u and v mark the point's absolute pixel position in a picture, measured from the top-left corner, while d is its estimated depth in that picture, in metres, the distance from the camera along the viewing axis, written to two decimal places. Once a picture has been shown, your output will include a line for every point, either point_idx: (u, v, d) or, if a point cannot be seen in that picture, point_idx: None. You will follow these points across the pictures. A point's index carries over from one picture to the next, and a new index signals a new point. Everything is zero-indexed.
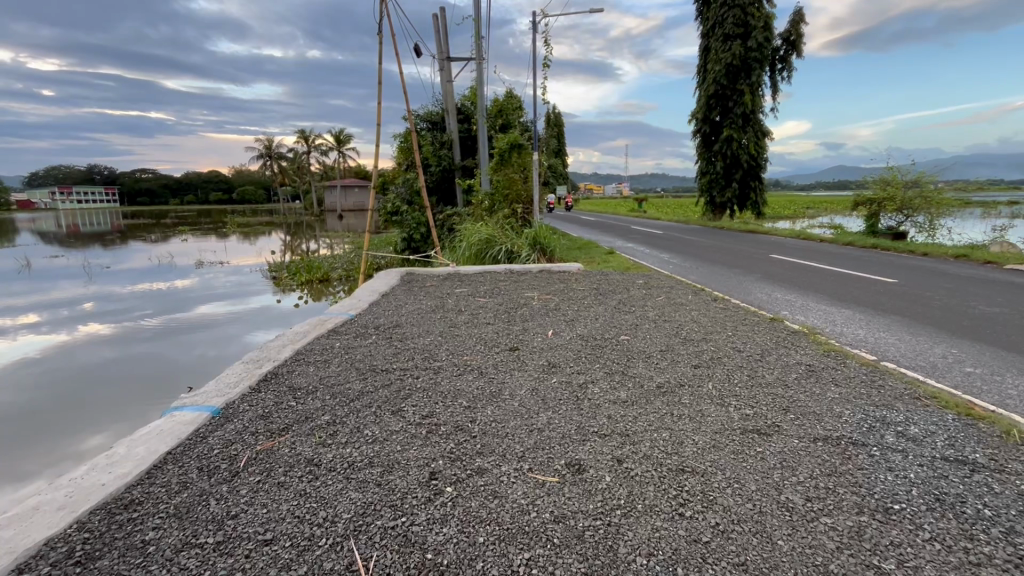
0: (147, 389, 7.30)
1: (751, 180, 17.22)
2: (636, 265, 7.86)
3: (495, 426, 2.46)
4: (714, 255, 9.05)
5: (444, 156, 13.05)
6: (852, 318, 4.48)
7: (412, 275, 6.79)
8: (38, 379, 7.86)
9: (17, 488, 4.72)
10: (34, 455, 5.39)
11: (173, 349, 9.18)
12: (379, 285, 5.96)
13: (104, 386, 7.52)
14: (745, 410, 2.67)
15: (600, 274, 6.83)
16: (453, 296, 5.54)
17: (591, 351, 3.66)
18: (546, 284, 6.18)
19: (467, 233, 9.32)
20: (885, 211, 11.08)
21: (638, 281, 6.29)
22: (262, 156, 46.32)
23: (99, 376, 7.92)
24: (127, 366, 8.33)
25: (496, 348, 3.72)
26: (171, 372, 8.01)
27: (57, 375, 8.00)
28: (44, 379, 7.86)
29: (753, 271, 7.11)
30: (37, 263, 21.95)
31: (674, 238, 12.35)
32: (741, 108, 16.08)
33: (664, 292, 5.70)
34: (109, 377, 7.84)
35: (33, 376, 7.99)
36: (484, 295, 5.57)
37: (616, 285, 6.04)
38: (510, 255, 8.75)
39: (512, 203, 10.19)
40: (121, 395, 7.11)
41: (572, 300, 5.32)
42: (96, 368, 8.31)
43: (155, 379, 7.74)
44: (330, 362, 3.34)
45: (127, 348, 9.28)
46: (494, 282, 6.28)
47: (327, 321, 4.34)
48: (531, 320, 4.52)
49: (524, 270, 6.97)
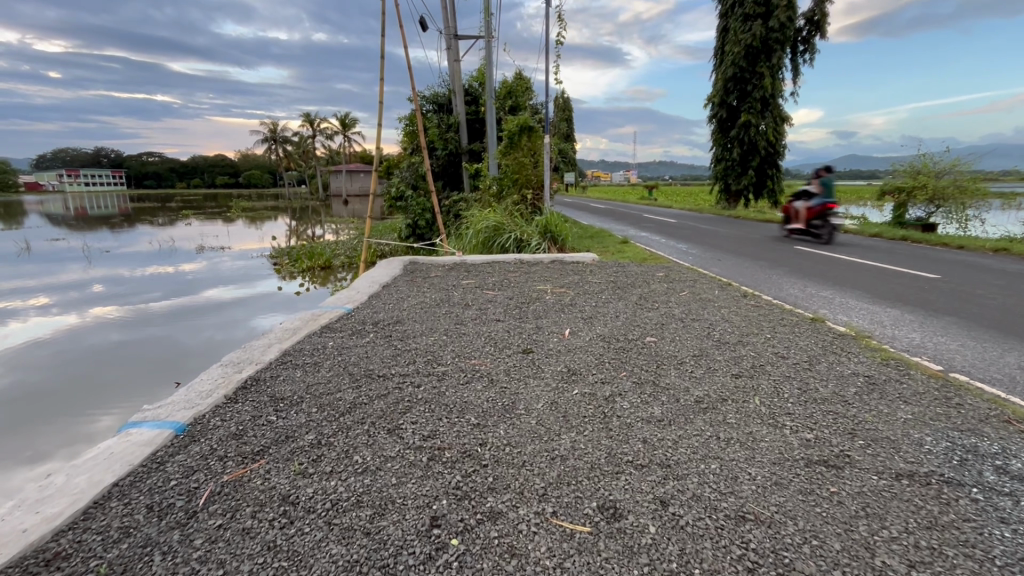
0: (157, 371, 7.08)
1: (768, 168, 16.61)
2: (653, 256, 7.41)
3: (509, 452, 2.07)
4: (736, 246, 8.56)
5: (451, 139, 12.55)
6: (902, 319, 4.02)
7: (416, 264, 6.38)
8: (45, 360, 7.63)
9: (29, 468, 4.52)
10: (42, 436, 5.21)
11: (179, 332, 8.90)
12: (380, 275, 5.56)
13: (114, 366, 7.31)
14: (804, 434, 2.26)
15: (616, 265, 6.40)
16: (459, 288, 5.13)
17: (615, 355, 3.23)
18: (560, 276, 5.76)
19: (474, 220, 8.88)
20: (915, 201, 10.59)
21: (658, 274, 5.86)
22: (268, 140, 45.84)
23: (107, 357, 7.69)
24: (135, 348, 8.09)
25: (507, 350, 3.31)
26: (181, 354, 7.77)
27: (64, 356, 7.77)
28: (49, 359, 7.63)
29: (781, 264, 6.64)
30: (41, 246, 21.78)
31: (689, 228, 11.83)
32: (761, 92, 15.42)
33: (687, 287, 5.26)
34: (120, 358, 7.62)
35: (40, 356, 7.77)
36: (492, 287, 5.15)
37: (634, 279, 5.60)
38: (519, 244, 8.33)
39: (522, 188, 9.75)
40: (131, 375, 6.90)
41: (588, 295, 4.89)
42: (104, 349, 8.07)
43: (166, 359, 7.54)
44: (322, 366, 2.96)
45: (134, 331, 9.02)
46: (501, 274, 5.86)
47: (321, 315, 3.95)
48: (545, 317, 4.10)
49: (536, 260, 6.54)
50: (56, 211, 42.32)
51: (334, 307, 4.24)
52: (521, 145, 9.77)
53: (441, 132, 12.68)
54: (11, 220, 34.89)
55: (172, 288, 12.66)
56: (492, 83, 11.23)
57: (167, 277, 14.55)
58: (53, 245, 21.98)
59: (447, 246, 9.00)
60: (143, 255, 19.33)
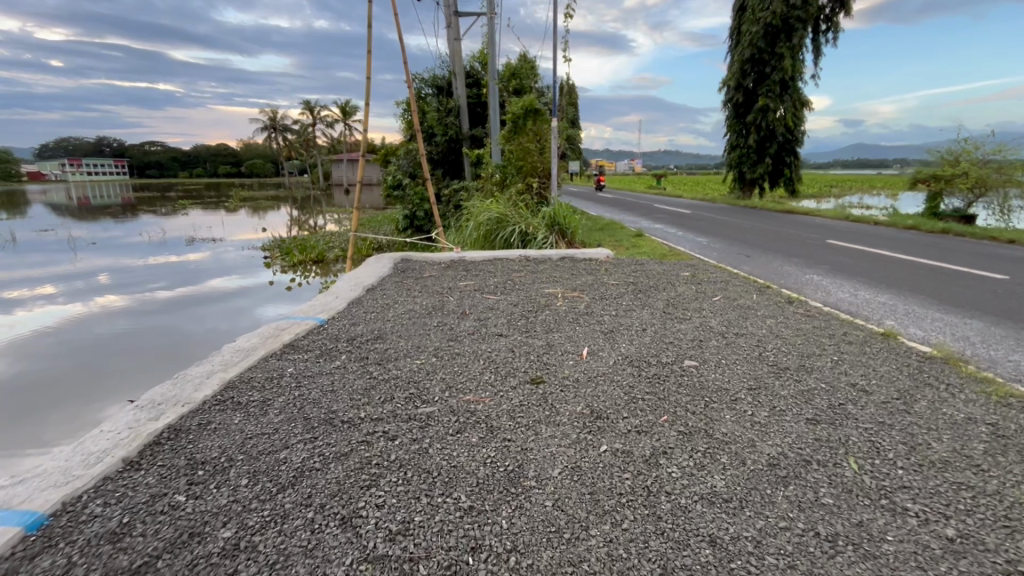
0: (169, 357, 6.78)
1: (786, 155, 15.78)
2: (673, 252, 6.70)
3: (515, 569, 1.39)
4: (761, 240, 7.84)
5: (451, 124, 11.78)
6: (991, 336, 3.31)
7: (409, 262, 5.70)
8: (44, 348, 7.18)
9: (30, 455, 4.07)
10: (50, 423, 4.94)
11: (184, 320, 8.39)
12: (367, 274, 4.89)
13: (116, 354, 6.87)
14: (940, 528, 1.57)
15: (635, 263, 5.69)
16: (455, 291, 4.43)
17: (649, 388, 2.53)
18: (571, 276, 5.06)
19: (475, 212, 8.17)
20: (952, 190, 9.78)
21: (683, 274, 5.17)
22: (268, 128, 45.04)
23: (109, 345, 7.24)
24: (136, 336, 7.61)
25: (510, 381, 2.62)
26: (192, 338, 7.44)
27: (64, 344, 7.32)
28: (52, 346, 7.22)
29: (819, 260, 5.92)
30: (39, 235, 21.36)
31: (705, 219, 11.07)
32: (780, 74, 14.53)
33: (720, 290, 4.56)
34: (123, 347, 7.18)
35: (44, 344, 7.34)
36: (494, 291, 4.45)
37: (657, 280, 4.90)
38: (525, 238, 7.63)
39: (527, 175, 8.99)
40: (139, 361, 6.56)
41: (605, 300, 4.19)
42: (105, 337, 7.61)
43: (173, 347, 7.11)
44: (270, 407, 2.27)
45: (142, 318, 8.56)
46: (503, 273, 5.18)
47: (288, 328, 3.28)
48: (557, 331, 3.41)
49: (544, 257, 5.84)
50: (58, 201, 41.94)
51: (305, 317, 3.56)
52: (526, 129, 9.03)
53: (440, 117, 11.90)
54: (15, 210, 34.57)
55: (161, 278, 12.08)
56: (494, 63, 10.44)
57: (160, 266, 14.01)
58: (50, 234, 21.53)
59: (445, 240, 8.29)
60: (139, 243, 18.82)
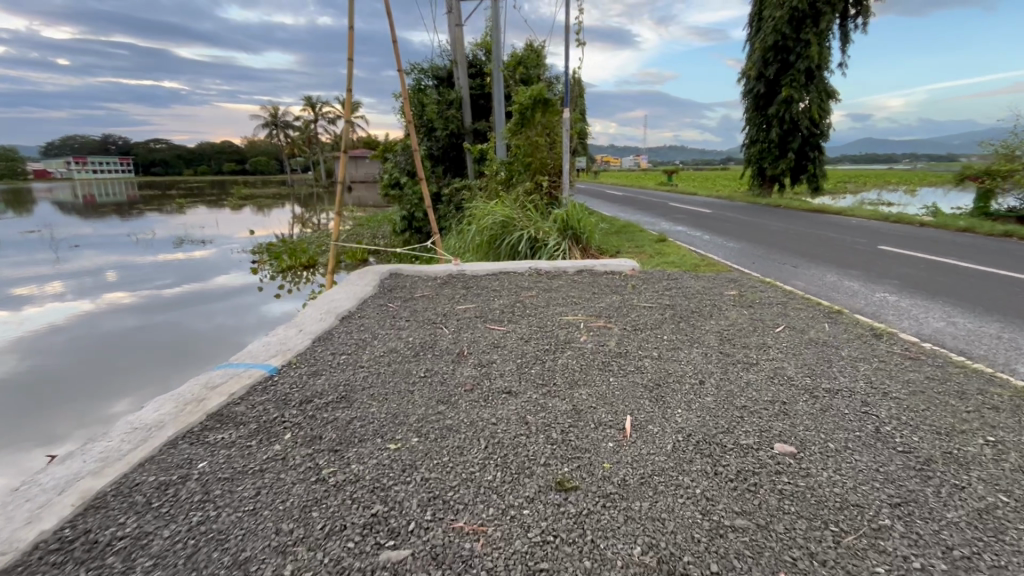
0: (173, 358, 6.83)
1: (810, 150, 14.81)
2: (705, 262, 5.81)
3: None
4: (800, 245, 6.94)
5: (452, 117, 10.91)
6: None
7: (400, 276, 4.85)
8: (60, 345, 7.36)
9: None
10: (62, 419, 5.22)
11: (195, 318, 8.54)
12: (347, 295, 4.05)
13: (130, 353, 7.04)
14: None
15: (667, 278, 4.82)
16: (453, 320, 3.58)
17: (739, 507, 1.66)
18: (594, 296, 4.19)
19: (479, 214, 7.30)
20: (1007, 188, 8.84)
21: (728, 293, 4.30)
22: (270, 125, 44.37)
23: (121, 344, 7.40)
24: (148, 334, 7.77)
25: (525, 488, 1.75)
26: (194, 342, 7.40)
27: (79, 342, 7.50)
28: (66, 344, 7.40)
29: (882, 273, 5.03)
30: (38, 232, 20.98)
31: (730, 220, 10.16)
32: (806, 63, 13.54)
33: (780, 317, 3.69)
34: (136, 344, 7.37)
35: (59, 341, 7.51)
36: (499, 320, 3.58)
37: (698, 301, 4.03)
38: (534, 244, 6.74)
39: (536, 174, 8.14)
40: (151, 360, 6.75)
41: (639, 332, 3.32)
42: (119, 335, 7.78)
43: (182, 345, 7.28)
44: (141, 557, 1.41)
45: (151, 316, 8.66)
46: (510, 292, 4.31)
47: (223, 386, 2.42)
48: (586, 387, 2.54)
49: (558, 270, 4.97)
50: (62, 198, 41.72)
51: (252, 364, 2.70)
52: (534, 121, 8.13)
53: (441, 110, 11.03)
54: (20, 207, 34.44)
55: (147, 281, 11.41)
56: (499, 50, 9.53)
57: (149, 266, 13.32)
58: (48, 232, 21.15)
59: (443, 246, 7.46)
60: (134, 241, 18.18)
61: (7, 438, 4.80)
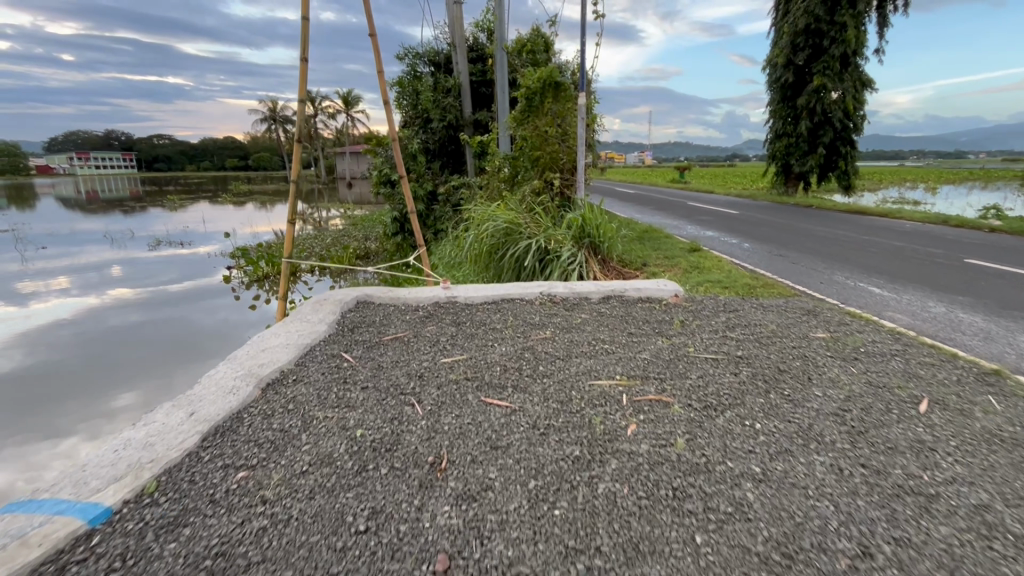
0: (179, 354, 6.63)
1: (842, 144, 13.51)
2: (761, 282, 4.60)
3: None
4: (866, 257, 5.74)
5: (449, 106, 9.73)
6: None
7: (369, 305, 3.68)
8: (61, 337, 7.19)
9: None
10: (68, 405, 5.24)
11: (198, 313, 8.30)
12: (287, 340, 2.91)
13: (132, 346, 6.87)
14: None
15: (725, 308, 3.64)
16: (431, 390, 2.42)
17: None
18: (633, 343, 3.02)
19: (478, 218, 6.13)
20: None
21: (815, 336, 3.14)
22: (269, 120, 43.25)
23: (122, 337, 7.20)
24: (149, 329, 7.56)
25: None
26: (201, 339, 7.11)
27: (80, 334, 7.32)
28: (67, 337, 7.21)
29: (1004, 303, 3.84)
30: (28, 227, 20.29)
31: (763, 223, 8.97)
32: (842, 48, 12.29)
33: (915, 383, 2.51)
34: (136, 339, 7.14)
35: (60, 333, 7.33)
36: (500, 389, 2.44)
37: (785, 355, 2.85)
38: (544, 256, 5.54)
39: (545, 170, 6.97)
40: (151, 354, 6.58)
41: (713, 420, 2.17)
42: (119, 329, 7.55)
43: (183, 341, 7.07)
44: None
45: (156, 310, 8.45)
46: (515, 333, 3.17)
47: None
48: (661, 563, 1.39)
49: (578, 296, 3.82)
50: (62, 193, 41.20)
51: (63, 507, 1.53)
52: (543, 109, 6.92)
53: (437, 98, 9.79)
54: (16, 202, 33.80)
55: (133, 281, 10.63)
56: (502, 28, 8.33)
57: (139, 264, 12.53)
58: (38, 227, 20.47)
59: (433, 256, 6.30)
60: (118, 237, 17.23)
61: (14, 425, 4.82)
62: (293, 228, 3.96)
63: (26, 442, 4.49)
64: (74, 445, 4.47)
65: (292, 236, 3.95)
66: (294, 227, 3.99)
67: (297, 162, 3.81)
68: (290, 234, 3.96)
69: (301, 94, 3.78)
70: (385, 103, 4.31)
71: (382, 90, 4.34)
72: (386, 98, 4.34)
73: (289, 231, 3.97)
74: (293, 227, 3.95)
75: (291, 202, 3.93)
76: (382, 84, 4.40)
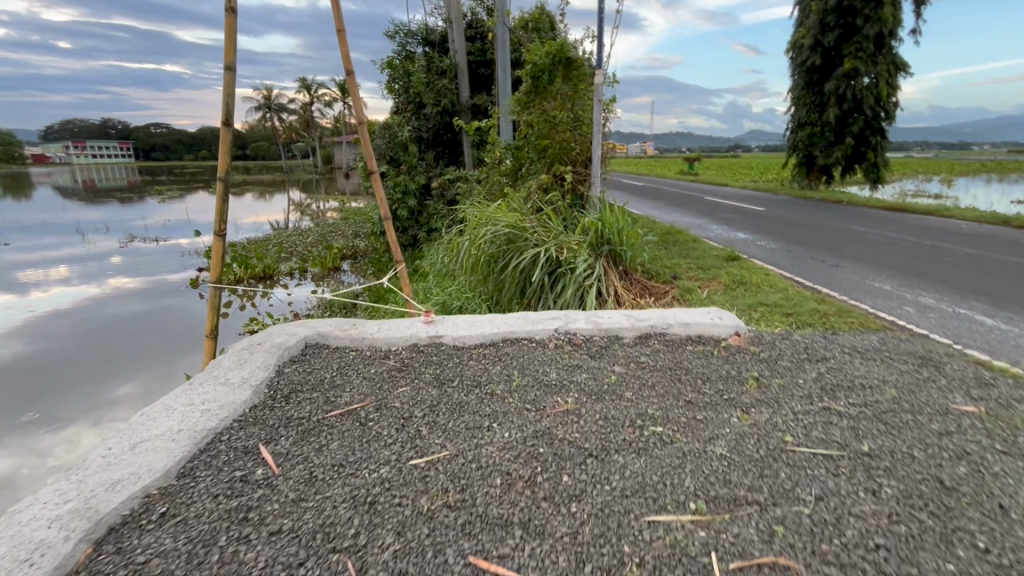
0: (180, 347, 6.02)
1: (872, 134, 12.44)
2: (837, 309, 3.61)
3: None
4: (944, 269, 4.76)
5: (444, 89, 8.68)
6: None
7: (324, 348, 2.70)
8: (55, 326, 6.60)
9: None
10: (67, 396, 4.80)
11: (201, 305, 7.65)
12: (179, 426, 1.92)
13: (132, 339, 6.26)
14: None
15: (811, 356, 2.67)
16: (394, 539, 1.44)
17: None
18: (699, 426, 2.05)
19: (477, 218, 5.13)
20: None
21: (959, 408, 2.17)
22: (263, 108, 42.00)
23: (119, 329, 6.58)
24: (148, 321, 6.93)
25: None
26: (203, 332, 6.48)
27: (77, 323, 6.73)
28: (63, 327, 6.61)
29: None
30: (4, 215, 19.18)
31: (797, 223, 8.00)
32: (876, 27, 11.24)
33: None
34: (135, 331, 6.52)
35: (55, 323, 6.74)
36: (502, 537, 1.47)
37: (936, 447, 1.89)
38: (554, 269, 4.51)
39: (554, 162, 5.90)
40: (150, 347, 5.98)
41: None
42: (118, 319, 6.94)
43: (184, 334, 6.43)
44: None
45: (158, 300, 7.85)
46: (523, 405, 2.19)
47: None
48: None
49: (606, 336, 2.86)
50: (54, 180, 40.27)
51: None
52: (552, 90, 5.89)
53: (430, 81, 8.74)
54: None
55: (138, 270, 9.93)
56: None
57: (130, 254, 11.72)
58: (16, 217, 19.48)
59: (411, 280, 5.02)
60: (96, 228, 16.20)
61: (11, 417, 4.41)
62: (222, 243, 2.83)
63: (30, 433, 4.15)
64: (81, 435, 4.12)
65: (220, 254, 2.83)
66: (224, 242, 2.85)
67: (225, 152, 2.75)
68: (218, 251, 2.84)
69: (228, 54, 2.73)
70: (344, 67, 2.98)
71: (342, 49, 3.02)
72: (347, 60, 3.00)
73: (217, 246, 2.85)
74: (223, 241, 2.83)
75: (219, 206, 2.83)
76: (342, 40, 3.07)
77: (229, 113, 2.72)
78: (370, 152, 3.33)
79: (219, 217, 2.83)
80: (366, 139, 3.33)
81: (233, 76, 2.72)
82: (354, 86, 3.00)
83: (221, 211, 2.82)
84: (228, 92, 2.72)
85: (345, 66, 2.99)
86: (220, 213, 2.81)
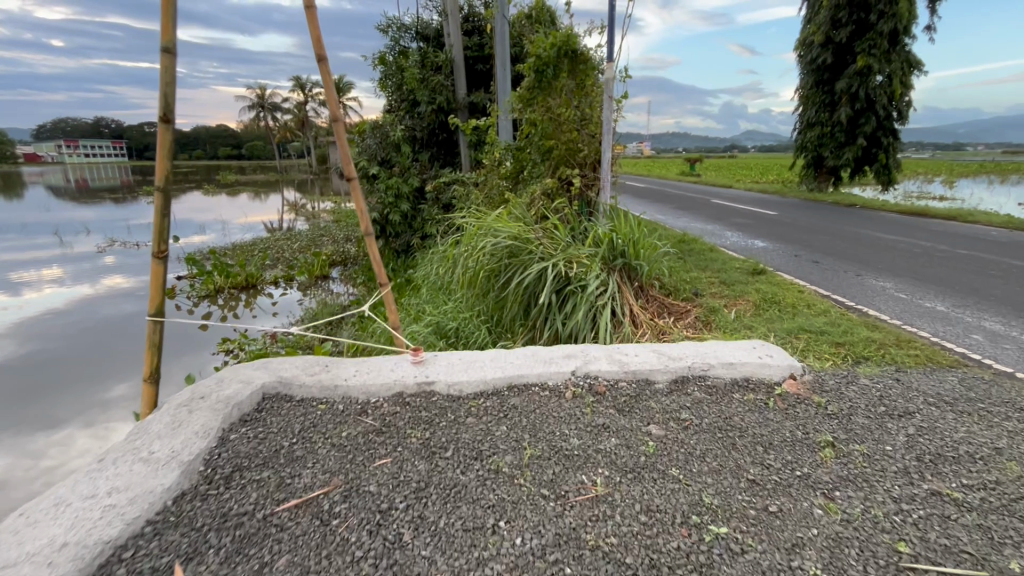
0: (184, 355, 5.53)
1: (884, 135, 11.97)
2: (894, 338, 3.10)
3: None
4: (996, 285, 4.26)
5: (439, 86, 8.09)
6: None
7: (285, 401, 2.16)
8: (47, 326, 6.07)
9: None
10: (63, 394, 4.36)
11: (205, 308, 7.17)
12: (67, 536, 1.38)
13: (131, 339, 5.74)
14: None
15: (891, 409, 2.16)
16: None
17: None
18: (777, 524, 1.53)
19: (475, 225, 4.60)
20: None
21: None
22: (257, 107, 41.26)
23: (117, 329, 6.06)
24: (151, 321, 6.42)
25: None
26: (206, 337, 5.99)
27: (72, 322, 6.20)
28: (57, 326, 6.08)
29: None
30: None
31: (815, 229, 7.51)
32: (892, 23, 10.77)
33: None
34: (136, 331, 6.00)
35: (48, 322, 6.20)
36: None
37: None
38: (561, 287, 3.97)
39: (560, 165, 5.39)
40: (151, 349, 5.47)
41: None
42: (117, 319, 6.43)
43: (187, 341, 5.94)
44: None
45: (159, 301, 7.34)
46: (538, 490, 1.66)
47: None
48: None
49: (635, 381, 2.34)
50: (43, 179, 39.37)
51: None
52: (558, 85, 5.37)
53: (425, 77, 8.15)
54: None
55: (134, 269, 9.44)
56: None
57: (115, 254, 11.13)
58: (2, 216, 18.91)
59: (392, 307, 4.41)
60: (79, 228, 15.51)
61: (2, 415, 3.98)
62: (162, 266, 2.28)
63: (23, 432, 3.73)
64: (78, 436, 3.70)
65: (159, 279, 2.29)
66: (164, 265, 2.31)
67: (161, 156, 2.21)
68: (156, 277, 2.30)
69: (166, 33, 2.18)
70: (314, 52, 2.43)
71: (310, 28, 2.45)
72: (318, 43, 2.45)
73: (156, 270, 2.30)
74: (162, 265, 2.28)
75: (155, 223, 2.28)
76: (310, 16, 2.48)
77: (167, 106, 2.17)
78: (347, 155, 2.79)
79: (157, 235, 2.28)
80: (343, 140, 2.78)
81: (171, 60, 2.16)
82: (327, 74, 2.45)
83: (159, 228, 2.27)
84: (166, 80, 2.17)
85: (315, 50, 2.44)
86: (159, 231, 2.27)
